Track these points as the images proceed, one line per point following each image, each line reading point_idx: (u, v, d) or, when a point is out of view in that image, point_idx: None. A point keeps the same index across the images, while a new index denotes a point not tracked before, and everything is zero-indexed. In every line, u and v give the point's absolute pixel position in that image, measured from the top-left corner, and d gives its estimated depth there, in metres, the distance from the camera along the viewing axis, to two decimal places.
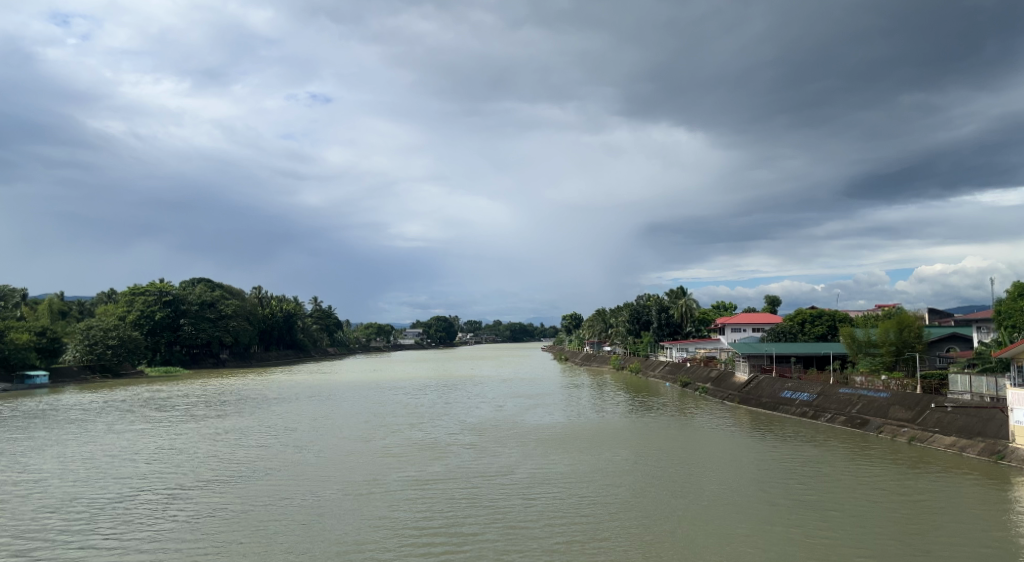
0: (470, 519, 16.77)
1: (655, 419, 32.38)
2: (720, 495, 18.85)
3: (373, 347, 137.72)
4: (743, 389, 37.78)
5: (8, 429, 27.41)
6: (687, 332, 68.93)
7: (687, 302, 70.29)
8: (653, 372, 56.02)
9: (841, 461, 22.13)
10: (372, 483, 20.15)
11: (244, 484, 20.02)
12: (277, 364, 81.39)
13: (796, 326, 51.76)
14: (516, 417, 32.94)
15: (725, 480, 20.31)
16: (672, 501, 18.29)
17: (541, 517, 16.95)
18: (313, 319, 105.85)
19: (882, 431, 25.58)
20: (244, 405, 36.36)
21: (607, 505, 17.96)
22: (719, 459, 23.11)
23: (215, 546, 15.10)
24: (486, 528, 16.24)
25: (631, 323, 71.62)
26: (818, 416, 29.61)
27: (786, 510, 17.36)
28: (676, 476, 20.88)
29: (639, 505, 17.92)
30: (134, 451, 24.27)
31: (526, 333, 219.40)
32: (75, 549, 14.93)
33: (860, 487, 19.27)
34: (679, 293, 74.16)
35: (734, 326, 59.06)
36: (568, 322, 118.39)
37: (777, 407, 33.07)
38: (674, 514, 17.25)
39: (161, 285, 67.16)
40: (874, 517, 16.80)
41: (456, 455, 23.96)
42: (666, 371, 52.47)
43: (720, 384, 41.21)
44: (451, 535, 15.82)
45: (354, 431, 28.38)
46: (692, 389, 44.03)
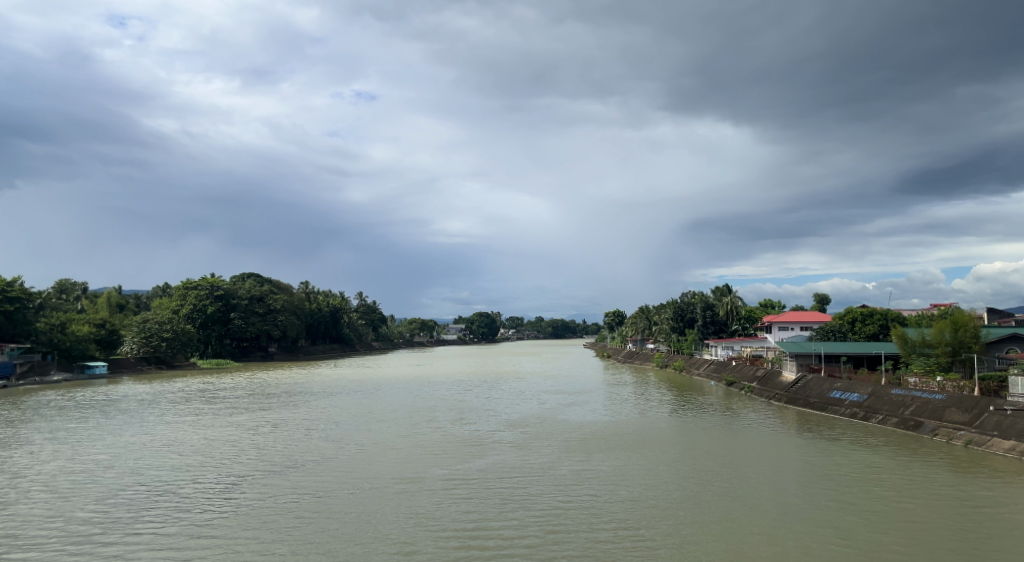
0: (507, 519, 16.38)
1: (699, 418, 31.45)
2: (764, 498, 18.10)
3: (417, 343, 139.63)
4: (790, 388, 36.51)
5: (67, 418, 28.45)
6: (733, 330, 67.34)
7: (733, 299, 68.38)
8: (697, 371, 54.93)
9: (893, 465, 21.06)
10: (412, 479, 20.01)
11: (282, 478, 20.03)
12: (320, 363, 71.79)
13: (845, 325, 49.84)
14: (558, 414, 32.63)
15: (768, 483, 19.49)
16: (712, 503, 17.70)
17: (578, 517, 16.58)
18: (358, 314, 108.00)
19: (937, 434, 24.28)
20: (291, 398, 37.17)
21: (644, 504, 17.56)
22: (764, 461, 22.24)
23: (249, 539, 15.04)
24: (521, 527, 15.87)
25: (674, 320, 70.10)
26: (870, 417, 28.36)
27: (833, 515, 16.53)
28: (717, 478, 20.20)
29: (675, 507, 17.32)
30: (182, 442, 24.75)
31: (569, 330, 219.06)
32: (117, 539, 15.07)
33: (916, 492, 18.21)
34: (725, 289, 72.50)
35: (781, 325, 57.32)
36: (610, 320, 117.49)
37: (825, 408, 31.88)
38: (711, 516, 16.62)
39: (211, 281, 68.66)
40: (924, 523, 15.92)
41: (496, 451, 23.73)
42: (711, 370, 51.33)
43: (766, 383, 40.01)
44: (486, 535, 15.42)
45: (396, 426, 28.54)
46: (738, 388, 43.04)
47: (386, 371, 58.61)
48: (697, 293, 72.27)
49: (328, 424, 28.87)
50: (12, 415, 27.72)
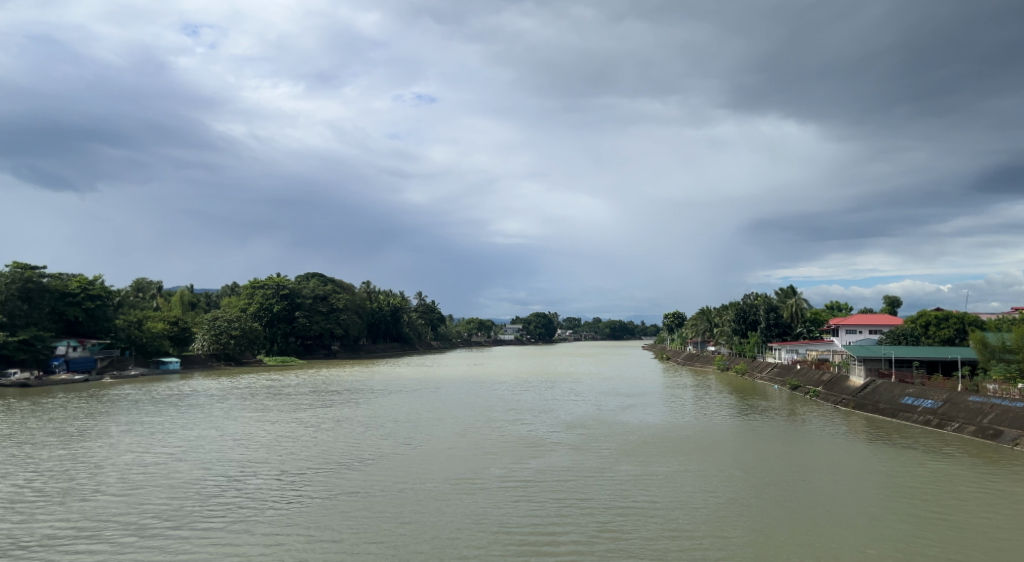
0: (561, 520, 15.92)
1: (763, 423, 30.03)
2: (829, 505, 17.02)
3: (475, 342, 140.52)
4: (858, 393, 34.47)
5: (143, 412, 29.61)
6: (798, 332, 65.22)
7: (797, 302, 66.51)
8: (759, 374, 52.80)
9: (976, 475, 19.41)
10: (470, 478, 19.72)
11: (338, 474, 20.11)
12: (380, 361, 72.81)
13: (918, 329, 46.81)
14: (618, 416, 31.79)
15: (834, 490, 18.34)
16: (771, 509, 16.76)
17: (637, 520, 15.92)
18: (418, 314, 109.40)
19: (1020, 445, 22.32)
20: (352, 396, 37.61)
21: (704, 510, 16.73)
22: (830, 467, 20.98)
23: (305, 532, 15.09)
24: (574, 529, 15.34)
25: (736, 322, 66.91)
26: (945, 426, 26.35)
27: (903, 526, 15.38)
28: (777, 483, 19.17)
29: (731, 512, 16.48)
30: (247, 437, 25.31)
31: (627, 331, 215.95)
32: (181, 528, 15.38)
33: (1000, 504, 16.73)
34: (789, 293, 69.71)
35: (848, 328, 54.34)
36: (671, 322, 114.51)
37: (896, 415, 29.88)
38: (770, 523, 15.71)
39: (278, 280, 70.93)
40: (1008, 537, 14.60)
41: (552, 452, 23.23)
42: (775, 373, 49.16)
43: (833, 387, 37.95)
44: (541, 535, 14.97)
45: (452, 425, 28.31)
46: (803, 392, 40.99)
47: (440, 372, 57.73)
48: (760, 295, 69.96)
49: (383, 422, 28.95)
50: (93, 408, 29.03)
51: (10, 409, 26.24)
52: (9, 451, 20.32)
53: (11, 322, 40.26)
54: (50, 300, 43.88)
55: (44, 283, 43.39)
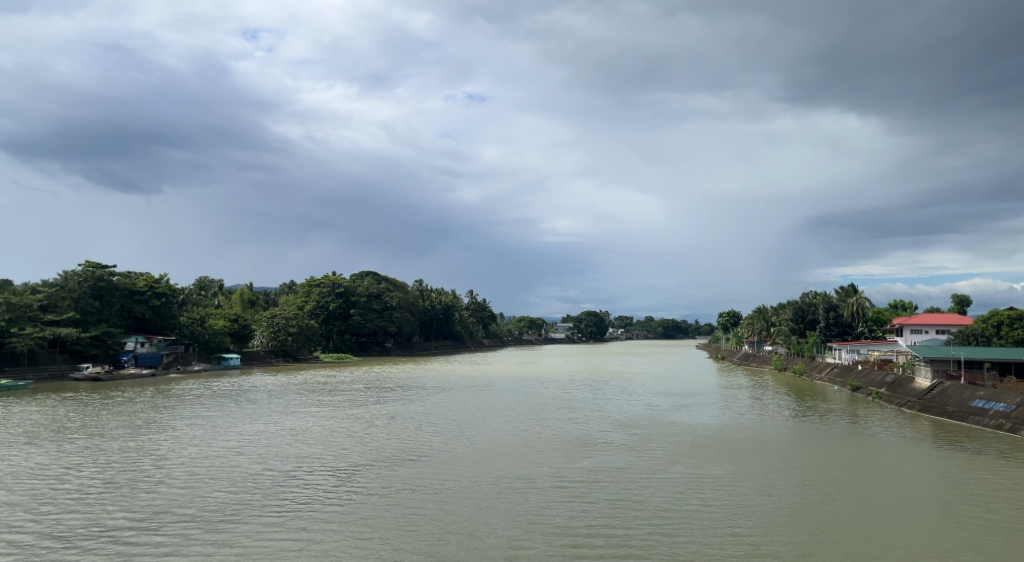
0: (615, 520, 15.43)
1: (823, 425, 28.75)
2: (897, 510, 16.04)
3: (526, 341, 140.48)
4: (923, 395, 32.59)
5: (207, 406, 30.63)
6: (859, 333, 61.90)
7: (859, 301, 62.82)
8: (818, 375, 50.79)
9: None
10: (523, 477, 19.40)
11: (390, 470, 20.14)
12: (433, 359, 73.60)
13: (989, 328, 44.02)
14: (672, 416, 31.03)
15: (904, 495, 17.27)
16: (835, 512, 15.91)
17: (689, 522, 15.29)
18: (470, 312, 110.24)
19: None
20: (405, 392, 38.00)
21: (761, 513, 15.97)
22: (898, 471, 19.84)
23: (357, 527, 15.05)
24: (628, 530, 14.83)
25: (793, 322, 65.12)
26: (1019, 430, 24.56)
27: (983, 535, 14.32)
28: (841, 487, 18.19)
29: (793, 516, 15.70)
30: (304, 432, 25.75)
31: (681, 330, 212.15)
32: (240, 518, 15.59)
33: None
34: (850, 290, 66.51)
35: (913, 328, 51.63)
36: (726, 321, 111.69)
37: (964, 418, 28.06)
38: (834, 528, 14.88)
39: (334, 277, 72.59)
40: None
41: (605, 452, 22.72)
42: (835, 374, 47.17)
43: (896, 389, 36.06)
44: (596, 536, 14.48)
45: (504, 423, 28.15)
46: (864, 394, 39.15)
47: (492, 369, 58.16)
48: (819, 293, 67.36)
49: (432, 419, 29.00)
50: (159, 402, 30.19)
51: (83, 402, 27.53)
52: (81, 441, 21.19)
53: (83, 319, 42.33)
54: (121, 298, 45.75)
55: (114, 281, 45.42)
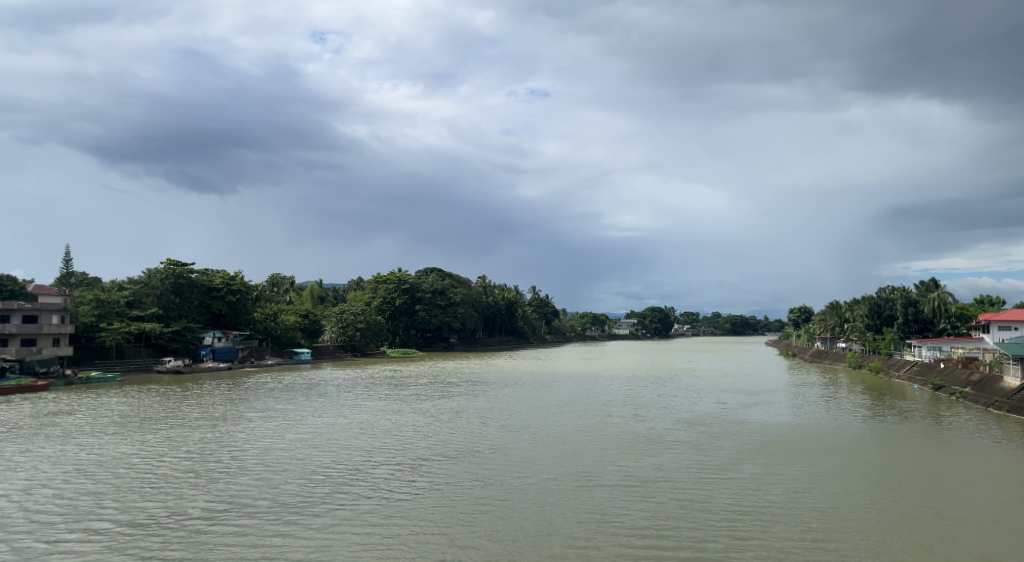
0: (684, 520, 14.80)
1: (907, 425, 26.99)
2: (993, 516, 14.80)
3: (589, 337, 139.47)
4: (1013, 395, 30.06)
5: (279, 399, 31.59)
6: (942, 329, 58.23)
7: (941, 296, 59.16)
8: (896, 373, 47.98)
9: None
10: (588, 474, 18.94)
11: (453, 464, 20.06)
12: (496, 355, 74.12)
13: None
14: (742, 415, 29.88)
15: (1000, 500, 15.95)
16: (921, 516, 14.84)
17: (762, 524, 14.49)
18: (532, 308, 110.32)
19: None
20: (469, 387, 38.18)
21: (841, 516, 14.98)
22: (992, 474, 18.36)
23: (419, 521, 14.98)
24: (697, 530, 14.20)
25: (868, 317, 61.83)
26: None
27: None
28: (928, 490, 16.95)
29: (874, 519, 14.72)
30: (372, 426, 26.10)
31: (749, 326, 205.63)
32: (308, 509, 15.81)
33: None
34: (932, 285, 62.63)
35: (1002, 324, 47.96)
36: (796, 317, 107.34)
37: None
38: (921, 533, 13.86)
39: (400, 274, 73.85)
40: None
41: (673, 450, 21.98)
42: (914, 372, 44.42)
43: (982, 389, 33.52)
44: (664, 537, 13.90)
45: (569, 420, 27.74)
46: (947, 393, 36.65)
47: (554, 365, 57.86)
48: (898, 288, 63.56)
49: (494, 414, 28.94)
50: (235, 394, 31.37)
51: (166, 394, 28.93)
52: (164, 431, 22.24)
53: (165, 315, 44.72)
54: (200, 294, 47.95)
55: (193, 279, 47.65)
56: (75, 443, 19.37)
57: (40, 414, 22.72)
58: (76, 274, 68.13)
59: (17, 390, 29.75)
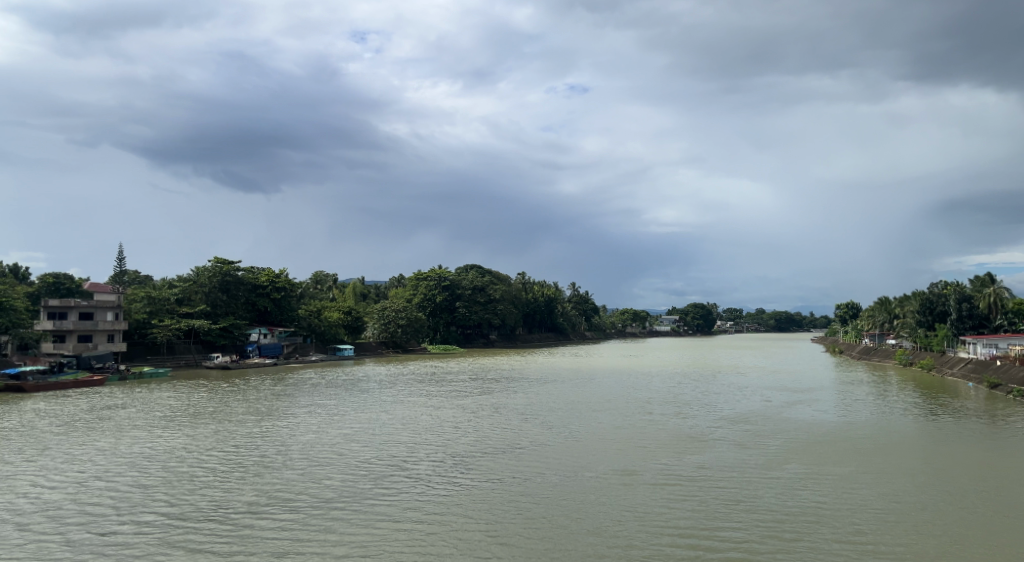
0: (729, 520, 14.38)
1: (964, 424, 25.78)
2: None
3: (630, 334, 138.09)
4: None
5: (323, 394, 32.11)
6: (998, 325, 55.25)
7: (996, 290, 56.10)
8: (949, 370, 45.98)
9: None
10: (629, 472, 18.64)
11: (493, 461, 19.99)
12: (535, 351, 74.02)
13: None
14: (788, 413, 29.06)
15: None
16: (979, 519, 14.12)
17: (809, 524, 14.00)
18: (572, 304, 109.80)
19: None
20: (508, 384, 38.15)
21: (893, 517, 14.34)
22: None
23: (459, 517, 14.94)
24: (742, 531, 13.78)
25: (920, 314, 59.35)
26: None
27: None
28: (987, 491, 16.13)
29: (929, 521, 14.05)
30: (413, 421, 26.28)
31: (795, 322, 200.66)
32: (350, 503, 15.94)
33: None
34: (987, 279, 59.72)
35: None
36: (842, 313, 104.11)
37: None
38: (979, 536, 13.17)
39: (440, 270, 74.39)
40: None
41: (716, 449, 21.48)
42: (969, 370, 42.52)
43: None
44: (706, 536, 13.56)
45: (610, 417, 27.39)
46: (1005, 391, 34.92)
47: (595, 362, 57.50)
48: (950, 283, 60.82)
49: (533, 410, 28.82)
50: (280, 390, 32.04)
51: (214, 389, 29.70)
52: (212, 426, 22.82)
53: (213, 311, 46.01)
54: (246, 292, 49.17)
55: (239, 276, 48.85)
56: (128, 436, 20.02)
57: (96, 408, 23.60)
58: (130, 272, 70.74)
59: (73, 384, 30.99)
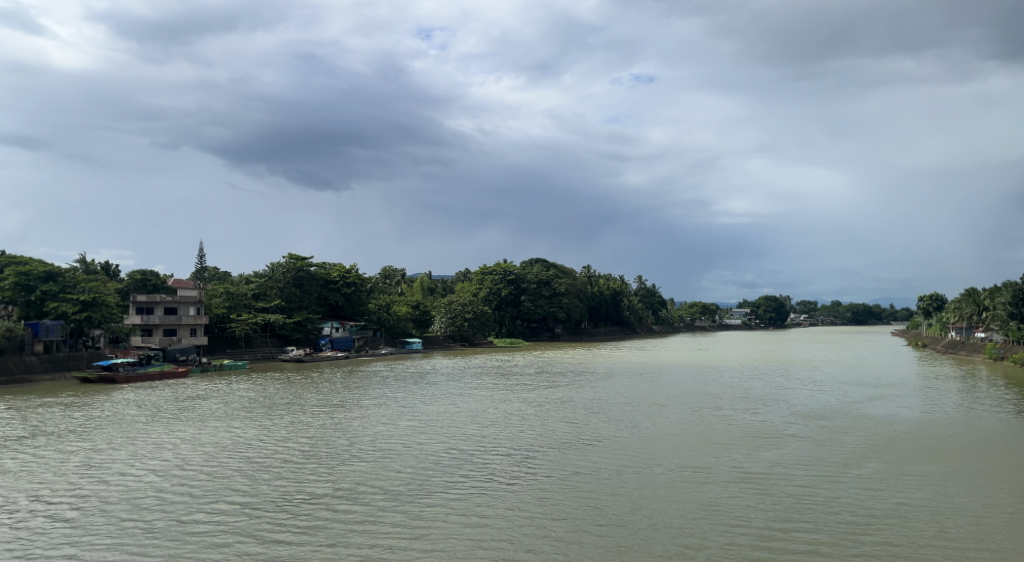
0: (807, 519, 13.64)
1: None
2: None
3: (699, 327, 134.77)
4: None
5: (392, 387, 32.70)
6: None
7: None
8: None
9: None
10: (700, 468, 18.01)
11: (560, 455, 19.73)
12: (601, 345, 73.28)
13: None
14: (872, 409, 27.44)
15: None
16: None
17: (895, 525, 13.08)
18: (639, 297, 108.01)
19: None
20: (575, 378, 37.79)
21: (989, 520, 13.18)
22: None
23: (525, 511, 14.78)
24: (821, 530, 13.03)
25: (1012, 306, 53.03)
26: None
27: None
28: None
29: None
30: (479, 414, 26.36)
31: (875, 315, 190.87)
32: (418, 494, 16.07)
33: None
34: None
35: None
36: (925, 305, 98.11)
37: None
38: None
39: (505, 264, 74.62)
40: None
41: (794, 445, 20.47)
42: None
43: None
44: (780, 534, 12.91)
45: (680, 412, 26.64)
46: None
47: (662, 356, 56.34)
48: None
49: (599, 405, 28.38)
50: (352, 382, 32.87)
51: (290, 381, 30.74)
52: (288, 417, 23.58)
53: (287, 306, 47.76)
54: (318, 287, 50.80)
55: (312, 272, 50.48)
56: (210, 427, 20.94)
57: (180, 399, 24.84)
58: (211, 270, 74.43)
59: (160, 376, 32.81)
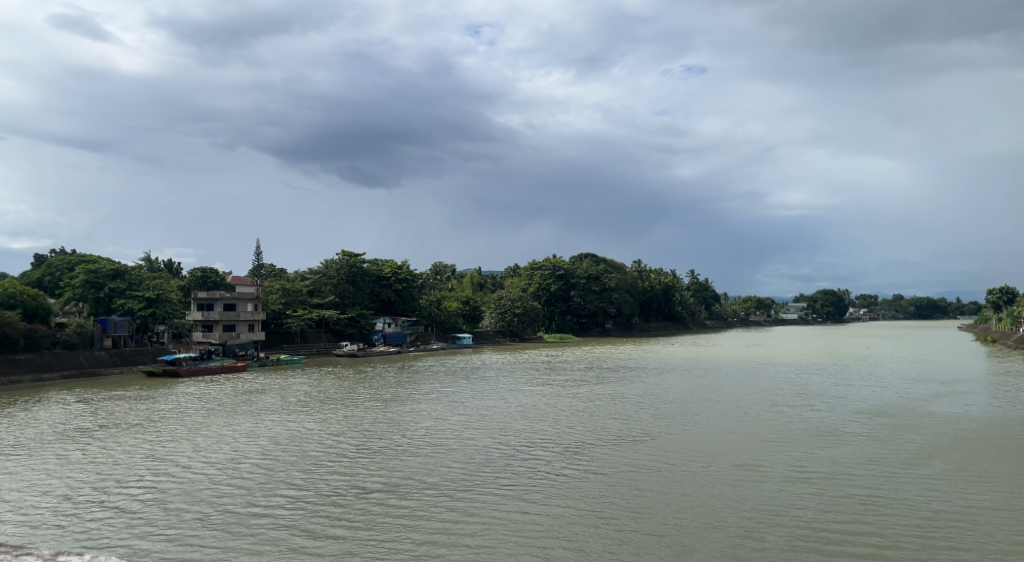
0: (870, 520, 13.00)
1: None
2: None
3: (754, 321, 131.40)
4: None
5: (443, 382, 32.97)
6: None
7: None
8: None
9: None
10: (756, 466, 17.42)
11: (610, 451, 19.44)
12: (653, 340, 72.25)
13: None
14: (941, 406, 26.08)
15: None
16: None
17: (968, 527, 12.32)
18: (691, 292, 105.99)
19: None
20: (626, 373, 37.35)
21: None
22: None
23: (574, 506, 14.59)
24: (886, 531, 12.40)
25: None
26: None
27: None
28: None
29: None
30: (530, 410, 26.25)
31: (942, 309, 182.19)
32: (467, 489, 16.06)
33: None
34: None
35: None
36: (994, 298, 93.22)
37: None
38: None
39: (555, 259, 74.30)
40: None
41: (857, 443, 19.59)
42: None
43: None
44: (841, 535, 12.34)
45: (735, 409, 25.92)
46: None
47: (716, 351, 55.11)
48: None
49: (651, 401, 27.92)
50: (403, 377, 33.28)
51: (343, 376, 31.34)
52: (341, 411, 24.02)
53: (341, 302, 48.81)
54: (371, 283, 51.65)
55: (365, 268, 51.31)
56: (266, 420, 21.49)
57: (240, 393, 25.60)
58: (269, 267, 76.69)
59: (221, 369, 33.94)
